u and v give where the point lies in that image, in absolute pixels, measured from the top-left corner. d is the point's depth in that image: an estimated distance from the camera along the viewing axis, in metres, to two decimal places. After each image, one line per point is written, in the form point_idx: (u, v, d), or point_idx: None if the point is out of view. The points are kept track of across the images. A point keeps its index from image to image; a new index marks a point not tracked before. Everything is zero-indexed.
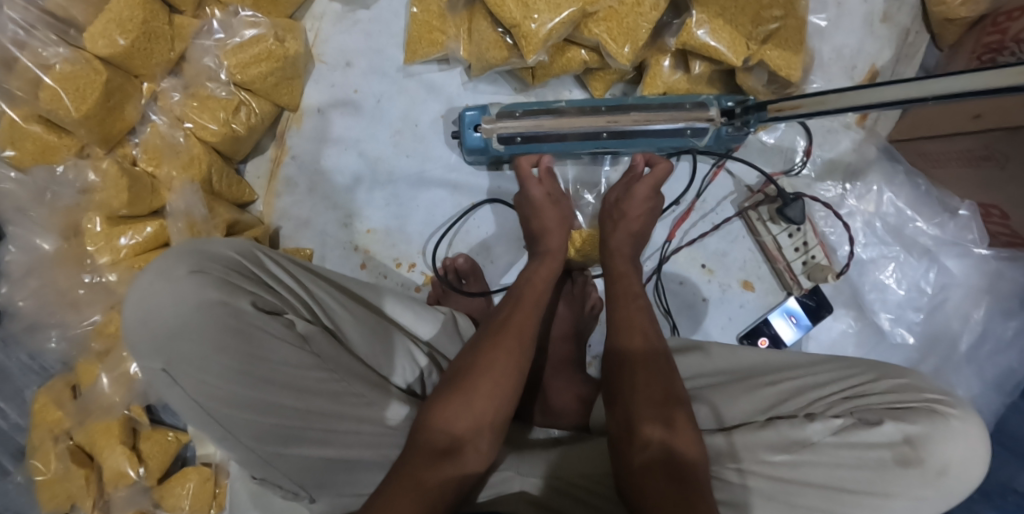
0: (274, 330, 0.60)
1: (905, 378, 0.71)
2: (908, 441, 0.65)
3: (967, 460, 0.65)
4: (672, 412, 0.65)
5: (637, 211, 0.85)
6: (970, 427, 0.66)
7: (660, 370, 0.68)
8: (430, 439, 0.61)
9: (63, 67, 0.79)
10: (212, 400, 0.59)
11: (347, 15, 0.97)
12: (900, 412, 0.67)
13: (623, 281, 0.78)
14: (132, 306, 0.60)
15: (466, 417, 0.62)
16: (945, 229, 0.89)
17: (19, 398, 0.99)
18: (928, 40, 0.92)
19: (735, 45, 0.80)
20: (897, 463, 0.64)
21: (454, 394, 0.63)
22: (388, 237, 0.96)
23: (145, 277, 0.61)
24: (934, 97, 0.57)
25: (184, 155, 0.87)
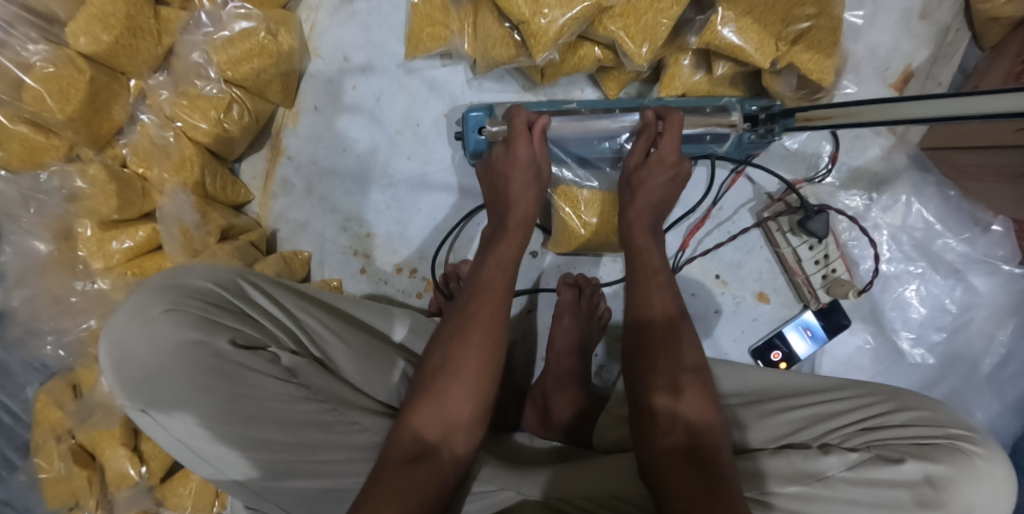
0: (257, 365, 0.60)
1: (927, 409, 0.63)
2: (929, 481, 0.56)
3: (991, 506, 0.57)
4: (685, 382, 0.61)
5: (655, 186, 0.73)
6: (996, 469, 0.58)
7: (679, 343, 0.63)
8: (403, 443, 0.58)
9: (44, 67, 0.75)
10: (196, 439, 0.58)
11: (343, 5, 0.91)
12: (922, 448, 0.59)
13: (643, 254, 0.70)
14: (111, 349, 0.60)
15: (437, 416, 0.59)
16: (975, 245, 0.84)
17: (20, 396, 0.98)
18: (970, 39, 0.85)
19: (763, 46, 0.74)
20: (917, 506, 0.55)
21: (425, 396, 0.60)
22: (389, 242, 0.92)
23: (121, 316, 0.60)
24: (980, 115, 0.53)
25: (175, 157, 0.83)
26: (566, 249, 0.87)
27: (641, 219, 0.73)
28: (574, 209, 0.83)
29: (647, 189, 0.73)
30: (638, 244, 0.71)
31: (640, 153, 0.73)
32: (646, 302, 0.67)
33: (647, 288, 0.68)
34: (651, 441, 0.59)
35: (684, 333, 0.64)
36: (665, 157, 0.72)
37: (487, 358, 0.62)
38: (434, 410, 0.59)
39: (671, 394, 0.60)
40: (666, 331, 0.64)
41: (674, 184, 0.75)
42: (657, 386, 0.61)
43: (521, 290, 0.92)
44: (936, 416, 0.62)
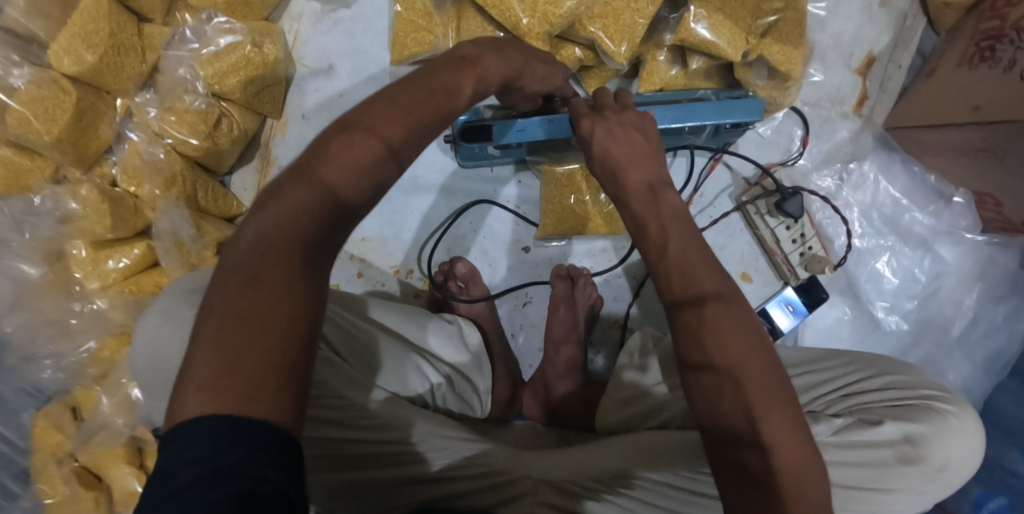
0: None
1: (900, 373, 0.65)
2: (908, 439, 0.58)
3: (964, 457, 0.59)
4: (750, 380, 0.50)
5: (628, 157, 0.58)
6: (967, 426, 0.61)
7: (722, 336, 0.51)
8: (263, 249, 0.47)
9: (27, 90, 0.75)
10: None
11: (326, 15, 0.92)
12: (899, 409, 0.60)
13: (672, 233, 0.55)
14: (141, 346, 0.59)
15: (300, 223, 0.48)
16: (940, 218, 0.90)
17: (15, 423, 0.98)
18: (925, 24, 0.90)
19: (735, 40, 0.77)
20: (898, 462, 0.58)
21: (287, 192, 0.49)
22: (384, 245, 0.94)
23: (153, 317, 0.60)
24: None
25: (165, 171, 0.83)
26: (553, 230, 0.89)
27: (666, 208, 0.56)
28: (564, 184, 0.86)
29: (617, 153, 0.58)
30: (649, 228, 0.56)
31: (615, 107, 0.62)
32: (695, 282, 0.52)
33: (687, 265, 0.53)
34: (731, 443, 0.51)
35: (717, 317, 0.51)
36: (623, 121, 0.60)
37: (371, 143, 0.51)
38: (288, 238, 0.48)
39: (733, 379, 0.50)
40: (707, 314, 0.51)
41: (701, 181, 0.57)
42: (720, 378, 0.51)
43: (512, 285, 0.95)
44: (910, 380, 0.64)
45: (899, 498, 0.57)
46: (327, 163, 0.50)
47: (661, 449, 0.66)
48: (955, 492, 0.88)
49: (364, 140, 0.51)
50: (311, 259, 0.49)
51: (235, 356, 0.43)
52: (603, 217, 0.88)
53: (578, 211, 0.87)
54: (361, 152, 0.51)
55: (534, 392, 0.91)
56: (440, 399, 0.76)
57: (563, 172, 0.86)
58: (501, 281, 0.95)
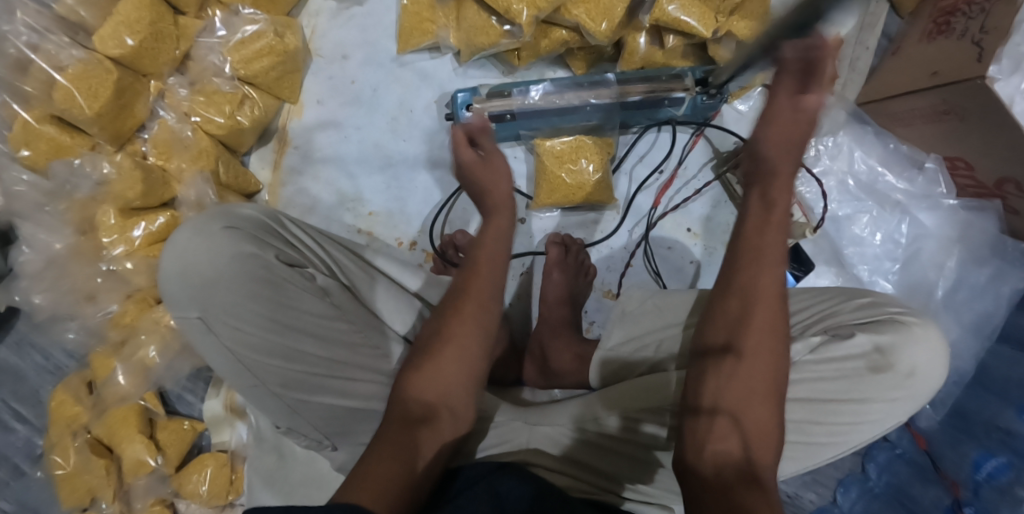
0: (300, 283, 0.72)
1: (870, 296, 0.71)
2: (879, 349, 0.66)
3: (934, 362, 0.66)
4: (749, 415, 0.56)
5: (785, 121, 0.59)
6: (933, 333, 0.66)
7: (754, 396, 0.57)
8: (405, 408, 0.67)
9: (76, 68, 0.84)
10: (243, 346, 0.69)
11: (341, 11, 1.02)
12: (870, 324, 0.67)
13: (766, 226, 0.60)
14: (171, 259, 0.69)
15: (436, 386, 0.67)
16: (914, 184, 0.95)
17: (35, 399, 1.05)
18: (888, 9, 0.98)
19: (705, 18, 0.85)
20: (869, 371, 0.65)
21: (426, 360, 0.68)
22: (391, 218, 1.00)
23: (185, 233, 0.70)
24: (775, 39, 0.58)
25: (193, 148, 0.91)
26: (548, 199, 0.95)
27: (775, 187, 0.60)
28: (557, 156, 0.92)
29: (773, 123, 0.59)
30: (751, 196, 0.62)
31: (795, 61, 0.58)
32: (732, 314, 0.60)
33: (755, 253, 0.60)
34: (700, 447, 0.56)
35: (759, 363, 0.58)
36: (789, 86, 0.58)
37: (482, 310, 0.69)
38: (425, 396, 0.67)
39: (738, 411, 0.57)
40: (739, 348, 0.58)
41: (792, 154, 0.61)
42: (716, 413, 0.57)
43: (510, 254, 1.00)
44: (881, 300, 0.71)
45: (871, 407, 0.65)
46: (453, 331, 0.68)
47: (658, 389, 0.73)
48: (955, 457, 0.91)
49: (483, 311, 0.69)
50: (441, 411, 0.67)
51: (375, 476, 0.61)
52: (594, 186, 0.93)
53: (569, 180, 0.92)
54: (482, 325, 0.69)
55: (532, 358, 0.94)
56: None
57: (556, 145, 0.92)
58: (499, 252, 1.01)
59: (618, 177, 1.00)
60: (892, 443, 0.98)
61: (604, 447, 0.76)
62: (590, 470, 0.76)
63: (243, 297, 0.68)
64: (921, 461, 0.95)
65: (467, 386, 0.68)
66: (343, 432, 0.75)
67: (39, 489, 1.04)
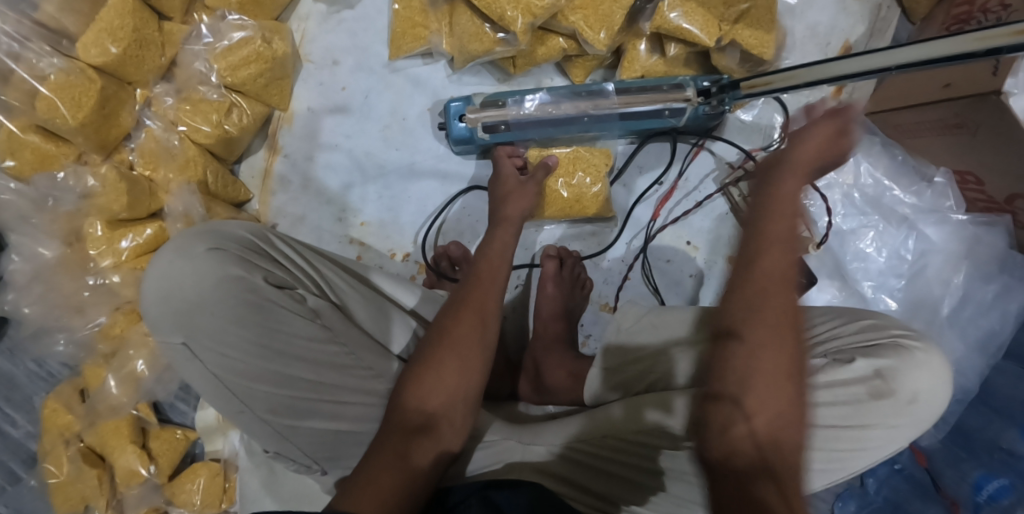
0: (288, 305, 0.71)
1: (871, 318, 0.70)
2: (879, 374, 0.63)
3: (936, 389, 0.64)
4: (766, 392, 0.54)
5: (824, 144, 0.59)
6: (935, 357, 0.64)
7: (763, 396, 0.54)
8: (406, 417, 0.67)
9: (58, 77, 0.82)
10: (228, 373, 0.68)
11: (331, 15, 0.98)
12: (870, 348, 0.65)
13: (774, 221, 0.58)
14: (156, 282, 0.68)
15: (439, 393, 0.68)
16: (922, 197, 0.92)
17: (28, 405, 1.05)
18: (900, 14, 0.94)
19: (708, 26, 0.82)
20: (870, 397, 0.63)
21: (424, 371, 0.69)
22: (382, 229, 0.98)
23: (170, 256, 0.70)
24: (894, 66, 0.58)
25: (180, 157, 0.90)
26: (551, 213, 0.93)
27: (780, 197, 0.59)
28: (555, 168, 0.90)
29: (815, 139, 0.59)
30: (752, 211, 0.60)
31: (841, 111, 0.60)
32: (731, 298, 0.58)
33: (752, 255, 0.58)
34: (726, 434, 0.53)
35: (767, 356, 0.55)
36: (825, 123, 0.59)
37: (479, 323, 0.72)
38: (427, 406, 0.68)
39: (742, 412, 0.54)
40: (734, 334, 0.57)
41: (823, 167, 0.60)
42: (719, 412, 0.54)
43: None
44: (882, 322, 0.69)
45: (872, 434, 0.63)
46: (451, 338, 0.70)
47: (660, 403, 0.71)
48: (955, 476, 0.88)
49: (478, 321, 0.72)
50: (439, 421, 0.67)
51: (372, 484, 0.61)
52: (591, 199, 0.91)
53: (566, 194, 0.91)
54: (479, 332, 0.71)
55: (528, 373, 0.92)
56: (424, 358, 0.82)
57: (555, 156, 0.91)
58: None
59: (616, 188, 0.98)
60: (891, 459, 0.97)
61: (600, 468, 0.73)
62: (583, 491, 0.73)
63: (229, 321, 0.68)
64: (921, 478, 0.94)
65: (468, 393, 0.69)
66: (334, 457, 0.75)
67: (31, 496, 1.03)
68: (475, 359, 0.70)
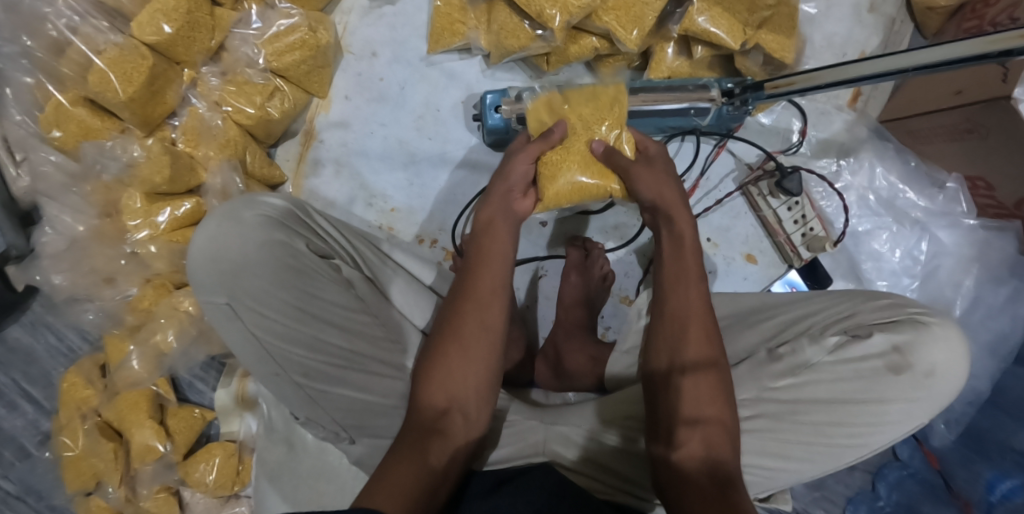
0: (326, 274, 0.72)
1: (888, 298, 0.71)
2: (897, 349, 0.66)
3: (953, 363, 0.66)
4: (683, 434, 0.64)
5: (672, 199, 0.74)
6: (952, 332, 0.67)
7: (709, 427, 0.63)
8: (422, 414, 0.67)
9: (112, 52, 0.86)
10: (268, 334, 0.69)
11: (373, 10, 1.03)
12: (888, 323, 0.67)
13: (686, 258, 0.71)
14: (200, 243, 0.69)
15: (451, 386, 0.67)
16: (934, 201, 0.96)
17: (47, 381, 1.05)
18: (913, 29, 1.00)
19: (733, 31, 0.86)
20: (887, 371, 0.66)
21: (433, 367, 0.68)
22: (411, 215, 1.01)
23: (213, 219, 0.70)
24: (913, 67, 0.61)
25: (220, 137, 0.93)
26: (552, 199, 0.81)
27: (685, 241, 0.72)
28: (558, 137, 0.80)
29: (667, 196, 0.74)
30: (684, 232, 0.72)
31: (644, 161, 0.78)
32: (691, 345, 0.67)
33: (683, 291, 0.69)
34: (668, 467, 0.64)
35: (706, 387, 0.64)
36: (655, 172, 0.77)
37: (485, 313, 0.70)
38: (437, 399, 0.67)
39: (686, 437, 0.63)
40: (669, 387, 0.66)
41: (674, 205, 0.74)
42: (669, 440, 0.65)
43: (531, 257, 1.01)
44: (899, 301, 0.71)
45: (890, 407, 0.66)
46: (461, 330, 0.69)
47: None
48: (967, 475, 0.90)
49: (486, 312, 0.70)
50: (454, 413, 0.67)
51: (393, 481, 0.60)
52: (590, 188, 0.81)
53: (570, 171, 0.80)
54: (490, 319, 0.70)
55: (546, 358, 0.94)
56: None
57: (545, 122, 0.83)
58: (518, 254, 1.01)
59: None
60: (902, 463, 0.97)
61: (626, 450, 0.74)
62: (613, 474, 0.74)
63: (271, 282, 0.68)
64: (933, 480, 0.95)
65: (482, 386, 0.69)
66: (362, 425, 0.73)
67: (43, 472, 1.04)
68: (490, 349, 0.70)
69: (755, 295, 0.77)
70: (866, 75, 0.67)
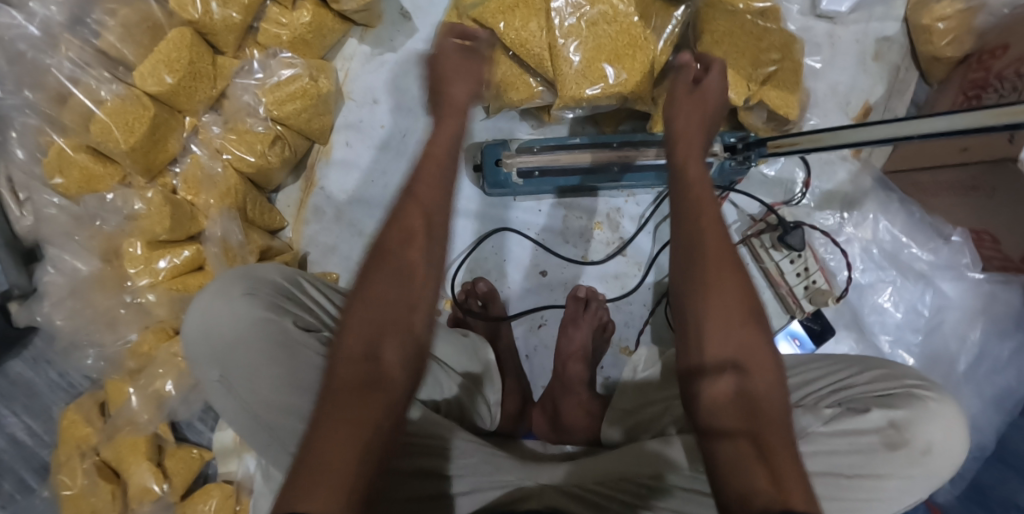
0: (315, 347, 0.71)
1: (884, 368, 0.72)
2: (893, 425, 0.65)
3: (948, 443, 0.65)
4: (717, 445, 0.54)
5: (701, 184, 0.65)
6: (949, 409, 0.66)
7: (757, 420, 0.54)
8: (346, 367, 0.55)
9: (114, 103, 0.87)
10: (257, 406, 0.69)
11: (375, 56, 1.03)
12: (885, 398, 0.67)
13: (709, 236, 0.61)
14: (195, 322, 0.72)
15: (390, 330, 0.58)
16: (939, 254, 0.95)
17: (47, 415, 1.05)
18: (918, 76, 0.98)
19: (737, 84, 0.86)
20: (884, 448, 0.64)
21: (356, 305, 0.59)
22: (411, 263, 1.01)
23: (208, 296, 0.73)
24: (920, 134, 0.61)
25: (221, 185, 0.93)
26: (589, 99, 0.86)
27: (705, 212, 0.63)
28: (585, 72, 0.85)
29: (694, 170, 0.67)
30: (704, 209, 0.63)
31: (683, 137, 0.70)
32: (711, 346, 0.58)
33: (706, 268, 0.60)
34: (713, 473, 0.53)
35: (735, 386, 0.56)
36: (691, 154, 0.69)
37: (404, 254, 0.61)
38: (361, 348, 0.56)
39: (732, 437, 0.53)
40: (708, 379, 0.57)
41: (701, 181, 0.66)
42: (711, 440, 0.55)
43: (530, 308, 1.00)
44: (895, 372, 0.71)
45: (887, 484, 0.64)
46: (379, 272, 0.60)
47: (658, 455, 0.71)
48: None
49: (403, 245, 0.62)
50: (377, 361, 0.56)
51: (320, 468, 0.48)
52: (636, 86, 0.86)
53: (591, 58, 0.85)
54: (411, 255, 0.61)
55: (543, 408, 0.94)
56: (448, 403, 0.79)
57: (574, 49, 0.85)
58: (517, 305, 1.01)
59: (642, 237, 1.00)
60: None
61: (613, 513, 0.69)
62: None
63: (257, 359, 0.69)
64: None
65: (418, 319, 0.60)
66: None
67: (43, 506, 1.03)
68: (411, 277, 0.61)
69: None
70: (869, 140, 0.67)
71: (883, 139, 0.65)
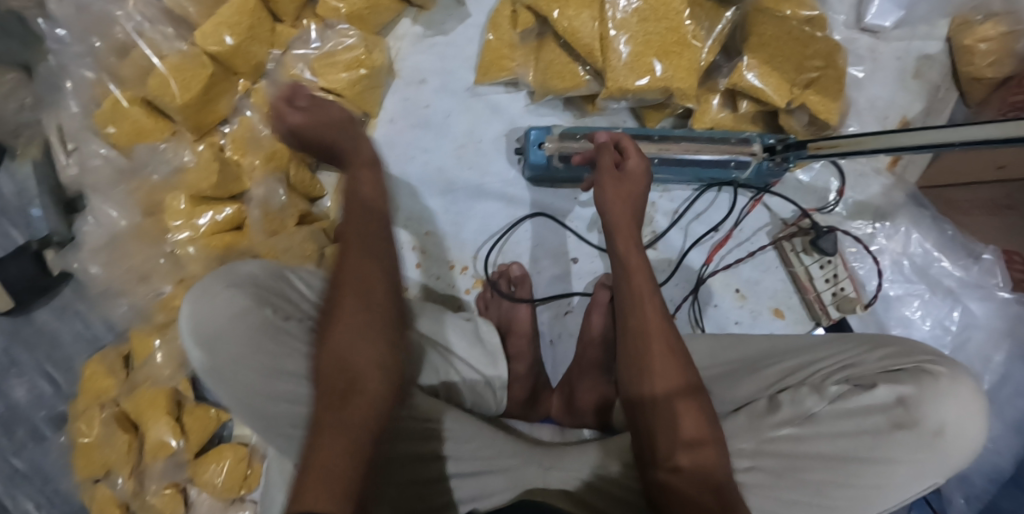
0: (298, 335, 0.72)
1: (895, 345, 0.71)
2: (902, 403, 0.65)
3: (962, 422, 0.64)
4: (679, 455, 0.61)
5: (622, 217, 0.71)
6: (962, 387, 0.65)
7: (690, 431, 0.62)
8: (329, 380, 0.61)
9: (176, 59, 0.89)
10: (249, 394, 0.70)
11: (426, 38, 1.06)
12: (894, 375, 0.67)
13: (636, 277, 0.68)
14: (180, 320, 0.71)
15: (361, 348, 0.62)
16: (969, 272, 0.96)
17: (69, 366, 1.05)
18: (957, 97, 1.00)
19: (780, 88, 0.89)
20: (892, 427, 0.64)
21: (333, 324, 0.63)
22: (444, 242, 1.02)
23: (192, 295, 0.71)
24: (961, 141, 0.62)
25: (266, 148, 0.95)
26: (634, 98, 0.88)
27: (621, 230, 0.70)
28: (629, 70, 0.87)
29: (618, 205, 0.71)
30: (619, 246, 0.70)
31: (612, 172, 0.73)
32: (654, 377, 0.64)
33: (641, 301, 0.67)
34: (663, 490, 0.62)
35: (683, 406, 0.63)
36: (622, 193, 0.71)
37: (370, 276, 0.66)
38: (340, 363, 0.61)
39: (671, 450, 0.62)
40: (660, 407, 0.63)
41: (632, 208, 0.71)
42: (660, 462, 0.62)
43: (557, 294, 1.01)
44: (906, 349, 0.70)
45: (897, 468, 0.64)
46: (349, 291, 0.64)
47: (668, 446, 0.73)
48: None
49: (360, 257, 0.66)
50: (359, 379, 0.61)
51: (323, 470, 0.54)
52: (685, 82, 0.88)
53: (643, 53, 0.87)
54: (375, 271, 0.66)
55: (560, 391, 0.95)
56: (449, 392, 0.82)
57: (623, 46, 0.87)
58: (545, 290, 1.02)
59: (675, 233, 1.01)
60: None
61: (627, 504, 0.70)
62: None
63: (246, 346, 0.69)
64: None
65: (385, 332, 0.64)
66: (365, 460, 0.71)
67: (56, 454, 1.03)
68: (375, 288, 0.65)
69: (761, 340, 0.78)
70: (909, 146, 0.67)
71: (925, 145, 0.66)
